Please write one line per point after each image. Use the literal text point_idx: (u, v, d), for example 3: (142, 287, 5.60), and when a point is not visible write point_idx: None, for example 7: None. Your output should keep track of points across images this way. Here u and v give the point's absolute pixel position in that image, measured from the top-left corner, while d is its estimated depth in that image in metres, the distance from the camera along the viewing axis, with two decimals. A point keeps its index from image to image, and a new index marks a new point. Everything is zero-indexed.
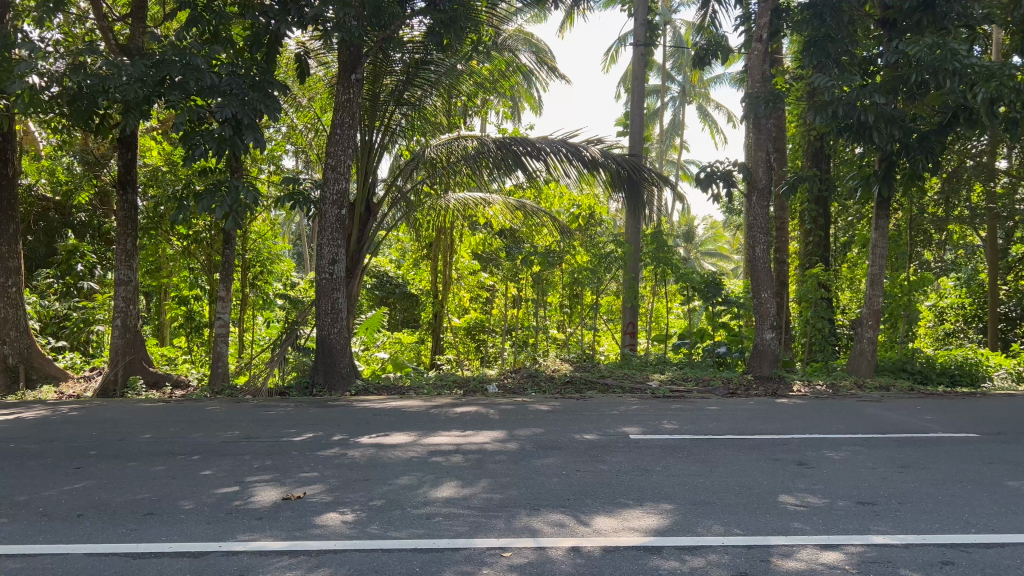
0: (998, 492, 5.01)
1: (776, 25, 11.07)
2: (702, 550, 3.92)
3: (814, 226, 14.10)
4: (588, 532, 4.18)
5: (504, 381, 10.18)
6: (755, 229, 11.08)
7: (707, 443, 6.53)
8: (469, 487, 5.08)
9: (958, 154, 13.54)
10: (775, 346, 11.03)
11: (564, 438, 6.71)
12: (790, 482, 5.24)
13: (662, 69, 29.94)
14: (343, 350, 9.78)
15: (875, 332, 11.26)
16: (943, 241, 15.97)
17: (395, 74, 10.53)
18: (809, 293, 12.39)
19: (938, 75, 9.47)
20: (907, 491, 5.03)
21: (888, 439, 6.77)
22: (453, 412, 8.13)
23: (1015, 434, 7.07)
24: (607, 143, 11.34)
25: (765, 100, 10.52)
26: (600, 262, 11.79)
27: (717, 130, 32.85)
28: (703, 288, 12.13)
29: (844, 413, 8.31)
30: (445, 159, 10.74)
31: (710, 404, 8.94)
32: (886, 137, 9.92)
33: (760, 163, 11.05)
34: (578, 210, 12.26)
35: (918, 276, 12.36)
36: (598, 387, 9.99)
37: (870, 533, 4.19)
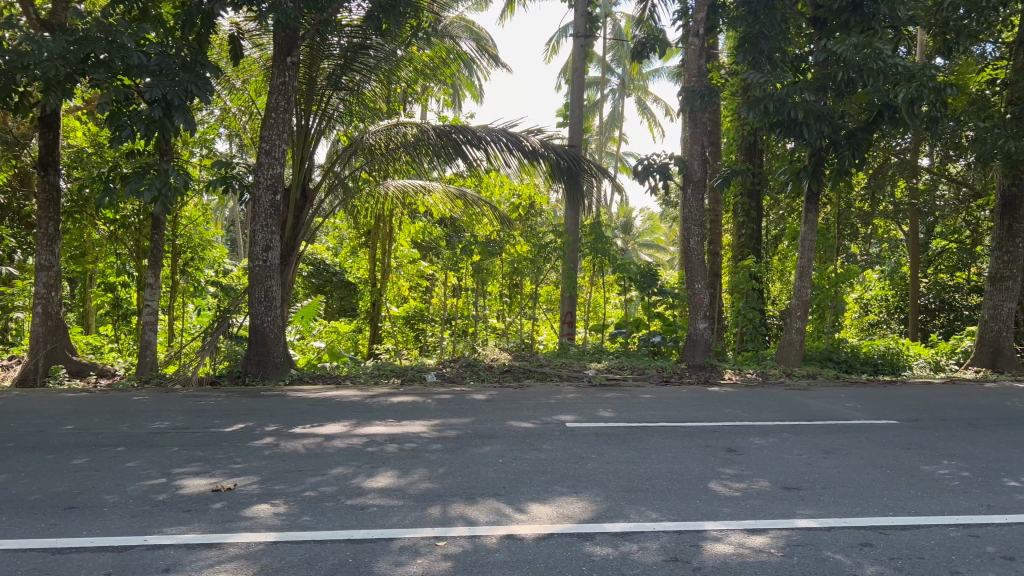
0: (914, 476, 5.23)
1: (713, 20, 11.34)
2: (634, 536, 3.98)
3: (747, 219, 14.44)
4: (522, 519, 4.21)
5: (443, 371, 10.16)
6: (691, 222, 11.27)
7: (641, 431, 6.65)
8: (405, 477, 5.05)
9: (884, 151, 14.06)
10: (707, 336, 11.28)
11: (501, 427, 6.72)
12: (719, 469, 5.38)
13: (602, 61, 30.19)
14: (277, 339, 9.62)
15: (803, 323, 11.57)
16: (868, 236, 16.54)
17: (333, 58, 10.31)
18: (741, 284, 12.82)
19: (864, 75, 9.86)
20: (831, 477, 5.20)
21: (813, 426, 6.99)
22: (389, 401, 8.06)
23: (932, 420, 7.40)
24: (546, 134, 11.38)
25: (701, 95, 10.78)
26: (539, 251, 11.84)
27: (655, 124, 33.37)
28: (640, 279, 12.30)
29: (773, 401, 8.54)
30: (383, 146, 10.59)
31: (645, 393, 9.08)
32: (815, 133, 10.19)
33: (695, 157, 11.23)
34: (518, 200, 12.31)
35: (845, 269, 12.81)
36: (536, 375, 10.08)
37: (794, 516, 4.33)
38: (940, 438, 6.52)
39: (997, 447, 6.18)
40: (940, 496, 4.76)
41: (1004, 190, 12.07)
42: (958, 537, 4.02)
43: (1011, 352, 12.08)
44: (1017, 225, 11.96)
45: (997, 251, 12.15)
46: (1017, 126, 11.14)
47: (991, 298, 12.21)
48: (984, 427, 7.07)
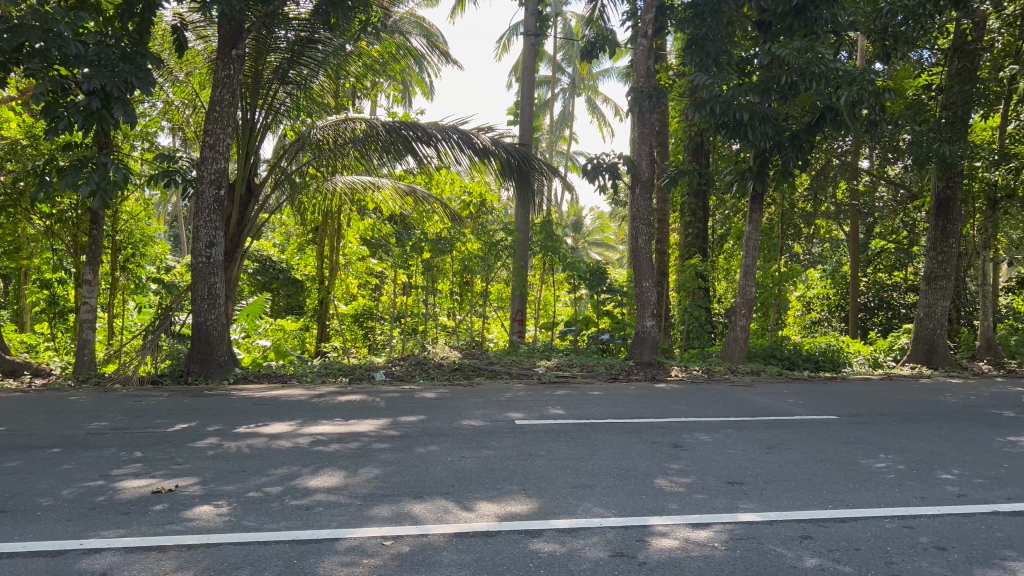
0: (853, 470, 5.37)
1: (661, 22, 11.42)
2: (582, 532, 4.01)
3: (694, 218, 14.66)
4: (470, 517, 4.20)
5: (391, 369, 10.10)
6: (639, 221, 11.41)
7: (589, 428, 6.70)
8: (352, 476, 5.00)
9: (826, 153, 14.37)
10: (654, 333, 11.43)
11: (450, 425, 6.71)
12: (665, 464, 5.45)
13: (553, 60, 30.32)
14: (221, 338, 9.42)
15: (747, 321, 11.79)
16: (811, 235, 16.95)
17: (280, 52, 10.13)
18: (687, 283, 13.02)
19: (806, 78, 10.02)
20: (773, 471, 5.31)
21: (756, 421, 7.14)
22: (337, 399, 7.98)
23: (870, 415, 7.62)
24: (497, 132, 11.38)
25: (649, 95, 10.91)
26: (489, 248, 11.89)
27: (605, 123, 33.66)
28: (589, 277, 12.47)
29: (718, 397, 8.70)
30: (331, 141, 10.51)
31: (594, 390, 9.15)
32: (760, 135, 10.44)
33: (643, 157, 11.33)
34: (469, 197, 12.21)
35: (789, 268, 13.12)
36: (486, 373, 10.07)
37: (738, 511, 4.41)
38: (877, 432, 6.71)
39: (930, 441, 6.39)
40: (876, 489, 4.90)
41: (939, 193, 12.47)
42: (894, 529, 4.14)
43: (944, 349, 12.48)
44: (951, 226, 12.37)
45: (932, 251, 12.56)
46: (950, 131, 11.59)
47: (926, 297, 12.62)
48: (919, 422, 7.30)
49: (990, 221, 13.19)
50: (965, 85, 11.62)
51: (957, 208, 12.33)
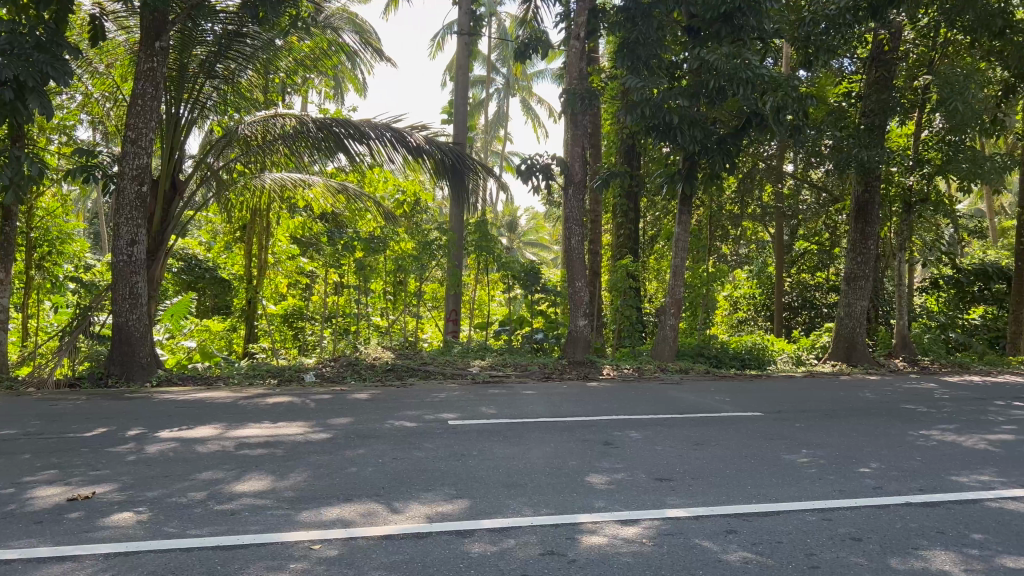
0: (776, 465, 5.52)
1: (593, 25, 11.56)
2: (513, 531, 4.02)
3: (626, 219, 14.85)
4: (399, 519, 4.17)
5: (322, 370, 9.92)
6: (571, 221, 11.51)
7: (522, 427, 6.73)
8: (280, 479, 4.90)
9: (753, 156, 14.74)
10: (586, 333, 11.56)
11: (381, 426, 6.63)
12: (596, 462, 5.51)
13: (488, 60, 30.37)
14: (143, 339, 9.10)
15: (676, 320, 12.04)
16: (738, 237, 17.41)
17: (206, 45, 9.91)
18: (619, 283, 13.18)
19: (733, 84, 10.28)
20: (700, 467, 5.43)
21: (685, 419, 7.28)
22: (264, 402, 7.82)
23: (793, 411, 7.85)
24: (431, 131, 11.34)
25: (582, 97, 11.02)
26: (423, 248, 11.84)
27: (539, 124, 33.88)
28: (524, 276, 12.64)
29: (649, 395, 8.84)
30: (261, 138, 10.28)
31: (527, 389, 9.20)
32: (689, 138, 10.66)
33: (576, 158, 11.43)
34: (403, 196, 12.16)
35: (717, 268, 13.49)
36: (419, 373, 10.00)
37: (666, 507, 4.48)
38: (799, 428, 6.92)
39: (849, 435, 6.63)
40: (798, 483, 5.05)
41: (858, 196, 12.91)
42: (814, 521, 4.28)
43: (863, 346, 12.98)
44: (869, 228, 12.84)
45: (852, 253, 13.00)
46: (870, 137, 12.04)
47: (846, 297, 13.09)
48: (839, 417, 7.56)
49: (906, 224, 13.73)
50: (882, 93, 12.11)
51: (875, 211, 12.78)
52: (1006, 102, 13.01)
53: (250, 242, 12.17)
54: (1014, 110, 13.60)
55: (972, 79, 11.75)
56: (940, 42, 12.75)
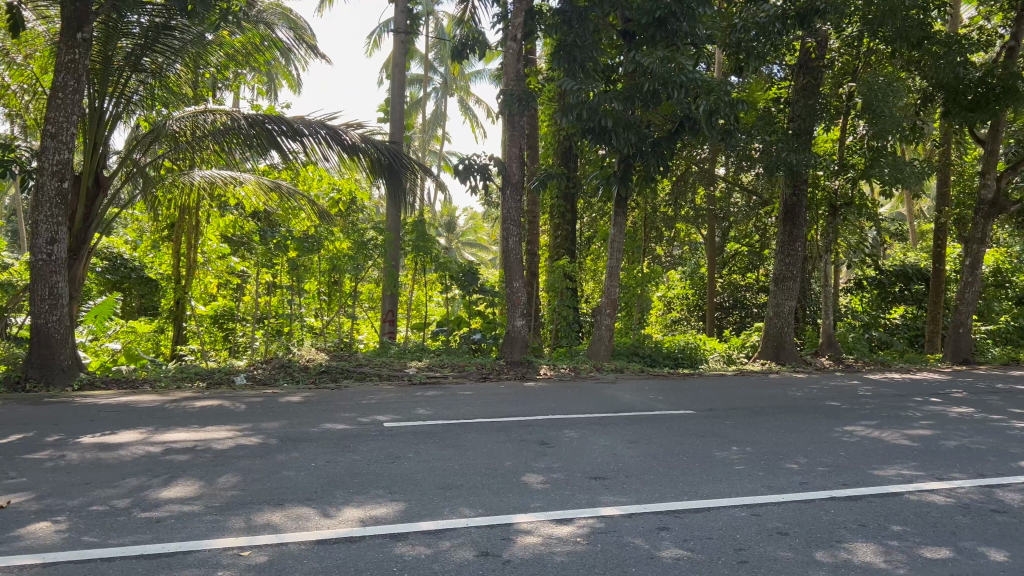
0: (707, 462, 5.63)
1: (530, 26, 11.49)
2: (447, 533, 4.00)
3: (563, 220, 14.96)
4: (331, 523, 4.11)
5: (253, 373, 9.69)
6: (509, 222, 11.49)
7: (458, 428, 6.70)
8: (208, 485, 4.77)
9: (686, 159, 15.03)
10: (524, 333, 11.60)
11: (313, 429, 6.52)
12: (531, 462, 5.52)
13: (425, 60, 30.25)
14: (64, 341, 8.73)
15: (611, 320, 12.19)
16: (672, 239, 17.73)
17: (133, 37, 9.64)
18: (556, 283, 13.30)
19: (667, 87, 10.49)
20: (633, 465, 5.50)
21: (619, 417, 7.37)
22: (192, 406, 7.60)
23: (723, 409, 8.04)
24: (366, 129, 11.25)
25: (519, 99, 11.03)
26: (359, 248, 11.70)
27: (477, 125, 33.94)
28: (461, 276, 12.65)
29: (584, 394, 8.92)
30: (189, 134, 9.94)
31: (464, 389, 9.19)
32: (623, 141, 10.80)
33: (514, 159, 11.47)
34: (338, 195, 12.05)
35: (652, 269, 13.74)
36: (354, 375, 9.88)
37: (600, 505, 4.53)
38: (730, 426, 7.08)
39: (777, 432, 6.81)
40: (728, 480, 5.16)
41: (786, 200, 13.29)
42: (744, 517, 4.38)
43: (791, 346, 13.36)
44: (797, 231, 13.23)
45: (780, 254, 13.37)
46: (798, 142, 12.42)
47: (776, 297, 13.42)
48: (768, 415, 7.76)
49: (831, 226, 14.20)
50: (809, 100, 12.49)
51: (802, 214, 13.17)
52: (924, 110, 13.58)
53: (176, 240, 11.71)
54: (931, 118, 14.21)
55: (894, 88, 12.24)
56: (863, 51, 13.23)
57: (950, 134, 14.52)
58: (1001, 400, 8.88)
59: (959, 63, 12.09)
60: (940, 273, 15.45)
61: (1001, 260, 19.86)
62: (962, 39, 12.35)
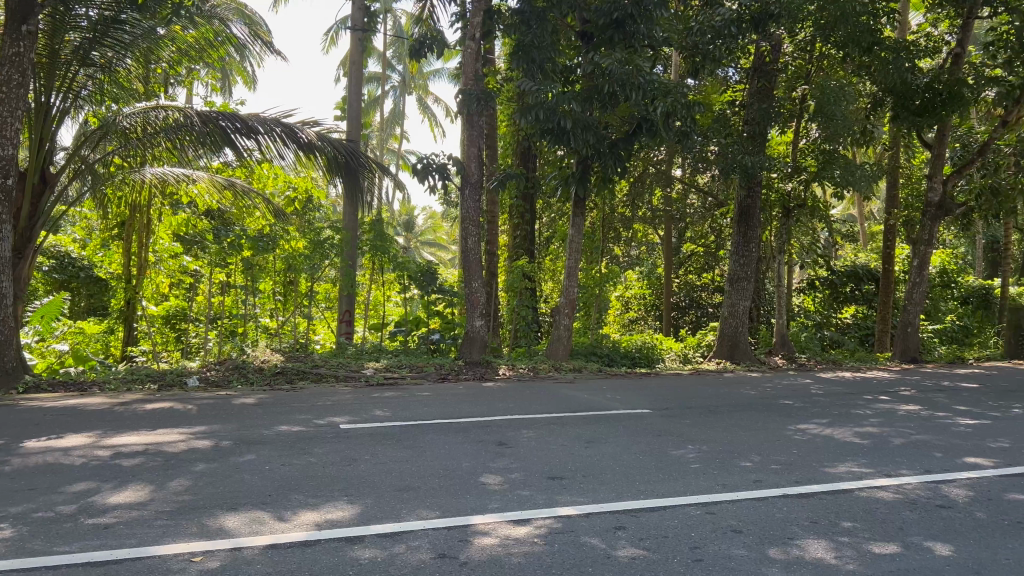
0: (663, 460, 5.69)
1: (488, 26, 11.53)
2: (404, 535, 3.98)
3: (522, 220, 14.99)
4: (286, 527, 4.05)
5: (206, 374, 9.51)
6: (468, 222, 11.44)
7: (415, 429, 6.66)
8: (159, 490, 4.67)
9: (643, 161, 15.16)
10: (483, 333, 11.59)
11: (268, 431, 6.43)
12: (489, 462, 5.52)
13: (383, 58, 30.03)
14: (8, 342, 8.46)
15: (570, 320, 12.24)
16: (630, 239, 17.87)
17: (81, 31, 9.37)
18: (515, 283, 13.32)
19: (626, 88, 10.56)
20: (590, 465, 5.52)
21: (577, 417, 7.40)
22: (143, 408, 7.43)
23: (680, 408, 8.12)
24: (323, 127, 11.10)
25: (478, 98, 11.00)
26: (316, 247, 11.57)
27: (436, 124, 33.81)
28: (420, 276, 12.59)
29: (543, 394, 8.94)
30: (140, 131, 9.79)
31: (422, 390, 9.15)
32: (582, 142, 10.86)
33: (472, 158, 11.44)
34: (294, 193, 11.83)
35: (610, 270, 13.85)
36: (310, 376, 9.76)
37: (557, 505, 4.54)
38: (686, 424, 7.15)
39: (731, 431, 6.91)
40: (684, 478, 5.22)
41: (741, 201, 13.47)
42: (699, 515, 4.43)
43: (745, 345, 13.56)
44: (751, 232, 13.42)
45: (735, 255, 13.57)
46: (753, 145, 12.62)
47: (731, 297, 13.59)
48: (722, 413, 7.87)
49: (785, 227, 14.46)
50: (763, 103, 12.70)
51: (756, 215, 13.38)
52: (874, 115, 13.89)
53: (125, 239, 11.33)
54: (881, 122, 14.54)
55: (846, 92, 12.49)
56: (816, 56, 13.50)
57: (899, 138, 14.88)
58: (947, 397, 9.13)
59: (906, 68, 12.38)
60: (889, 274, 15.82)
61: (946, 261, 20.42)
62: (910, 46, 12.66)
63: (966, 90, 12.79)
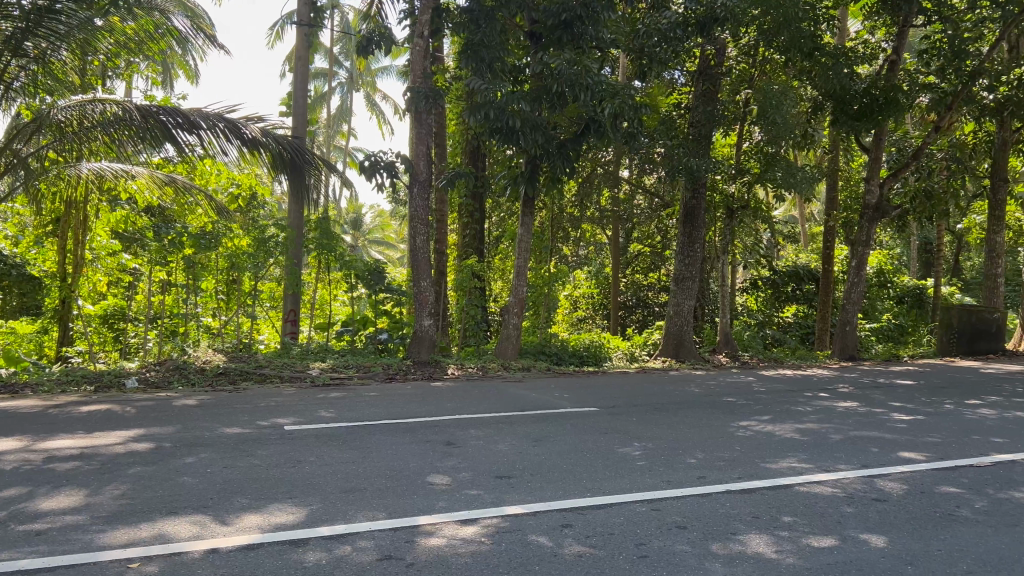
0: (610, 458, 5.73)
1: (437, 24, 11.51)
2: (350, 537, 3.93)
3: (471, 219, 14.96)
4: (227, 531, 3.97)
5: (146, 375, 9.26)
6: (416, 221, 11.37)
7: (361, 430, 6.60)
8: (95, 495, 4.53)
9: (591, 162, 15.25)
10: (431, 333, 11.53)
11: (210, 433, 6.29)
12: (437, 463, 5.49)
13: (331, 53, 29.67)
14: None
15: (519, 319, 12.26)
16: (578, 239, 17.99)
17: (13, 20, 9.07)
18: (464, 282, 13.30)
19: (575, 89, 10.64)
20: (538, 463, 5.54)
21: (525, 416, 7.41)
22: (79, 410, 7.20)
23: (627, 406, 8.21)
24: (267, 123, 10.91)
25: (426, 96, 10.95)
26: (260, 245, 11.40)
27: (384, 121, 33.56)
28: (367, 275, 12.49)
29: (491, 393, 8.94)
30: (76, 123, 9.49)
31: (368, 390, 9.07)
32: (531, 141, 10.89)
33: (421, 157, 11.37)
34: (238, 190, 11.67)
35: (558, 269, 13.94)
36: (254, 377, 9.59)
37: (504, 504, 4.55)
38: (632, 422, 7.23)
39: (677, 428, 7.01)
40: (630, 475, 5.27)
41: (686, 202, 13.67)
42: (644, 512, 4.48)
43: (690, 344, 13.76)
44: (696, 232, 13.64)
45: (680, 255, 13.76)
46: (697, 147, 12.85)
47: (677, 297, 13.80)
48: (668, 411, 7.99)
49: (728, 228, 14.75)
50: (708, 105, 12.90)
51: (701, 215, 13.58)
52: (815, 118, 14.22)
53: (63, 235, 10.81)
54: (822, 126, 14.92)
55: (788, 95, 12.76)
56: (759, 60, 13.80)
57: (838, 142, 15.30)
58: (883, 394, 9.40)
59: (845, 74, 12.72)
60: (829, 274, 16.23)
61: (883, 261, 21.06)
62: (849, 52, 13.03)
63: (901, 96, 13.20)
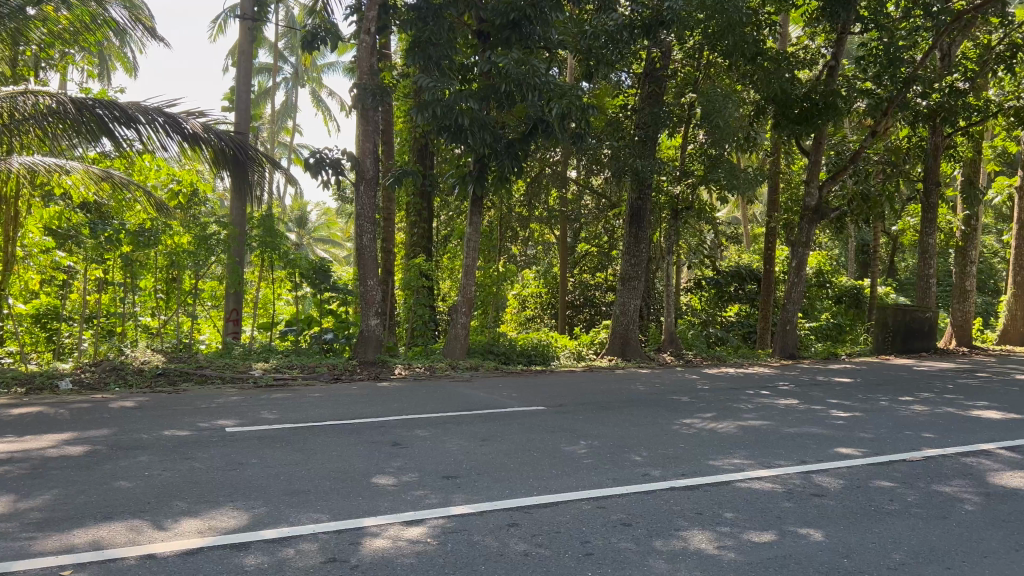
0: (556, 457, 5.76)
1: (384, 21, 11.39)
2: (293, 540, 3.87)
3: (419, 218, 14.87)
4: (165, 536, 3.87)
5: (81, 377, 8.98)
6: (363, 219, 11.25)
7: (305, 431, 6.51)
8: (24, 501, 4.37)
9: (539, 162, 15.30)
10: (378, 333, 11.44)
11: (148, 436, 6.11)
12: (383, 463, 5.44)
13: (275, 49, 29.18)
14: None
15: (467, 318, 12.24)
16: (526, 238, 18.02)
17: None
18: (411, 281, 13.24)
19: (522, 89, 10.72)
20: (484, 463, 5.53)
21: (471, 416, 7.40)
22: (9, 413, 6.93)
23: (574, 405, 8.26)
24: (210, 118, 10.68)
25: (373, 93, 10.84)
26: (201, 243, 11.17)
27: (331, 118, 33.13)
28: (312, 274, 12.33)
29: (438, 393, 8.90)
30: (6, 117, 9.11)
31: (313, 391, 8.94)
32: (479, 140, 10.87)
33: (368, 154, 11.24)
34: (178, 186, 11.33)
35: (505, 268, 13.99)
36: (195, 377, 9.38)
37: (450, 505, 4.53)
38: (579, 421, 7.28)
39: (623, 426, 7.08)
40: (577, 474, 5.30)
41: (632, 203, 13.83)
42: (590, 510, 4.51)
43: (635, 342, 13.91)
44: (641, 232, 13.81)
45: (627, 255, 13.91)
46: (643, 148, 13.01)
47: (622, 296, 13.94)
48: (614, 409, 8.06)
49: (673, 228, 14.98)
50: (653, 108, 13.03)
51: (646, 216, 13.75)
52: (757, 122, 14.51)
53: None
54: (764, 129, 15.24)
55: (731, 98, 13.00)
56: (703, 63, 14.03)
57: (780, 145, 15.65)
58: (823, 392, 9.64)
59: (786, 79, 13.02)
60: (770, 273, 16.58)
61: (822, 262, 21.60)
62: (790, 57, 13.34)
63: (840, 101, 13.54)
